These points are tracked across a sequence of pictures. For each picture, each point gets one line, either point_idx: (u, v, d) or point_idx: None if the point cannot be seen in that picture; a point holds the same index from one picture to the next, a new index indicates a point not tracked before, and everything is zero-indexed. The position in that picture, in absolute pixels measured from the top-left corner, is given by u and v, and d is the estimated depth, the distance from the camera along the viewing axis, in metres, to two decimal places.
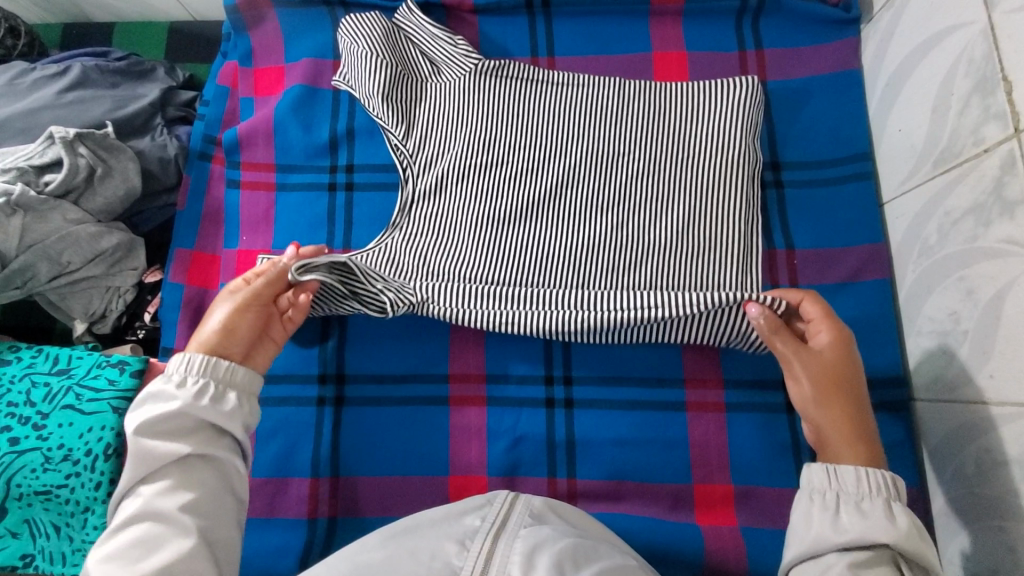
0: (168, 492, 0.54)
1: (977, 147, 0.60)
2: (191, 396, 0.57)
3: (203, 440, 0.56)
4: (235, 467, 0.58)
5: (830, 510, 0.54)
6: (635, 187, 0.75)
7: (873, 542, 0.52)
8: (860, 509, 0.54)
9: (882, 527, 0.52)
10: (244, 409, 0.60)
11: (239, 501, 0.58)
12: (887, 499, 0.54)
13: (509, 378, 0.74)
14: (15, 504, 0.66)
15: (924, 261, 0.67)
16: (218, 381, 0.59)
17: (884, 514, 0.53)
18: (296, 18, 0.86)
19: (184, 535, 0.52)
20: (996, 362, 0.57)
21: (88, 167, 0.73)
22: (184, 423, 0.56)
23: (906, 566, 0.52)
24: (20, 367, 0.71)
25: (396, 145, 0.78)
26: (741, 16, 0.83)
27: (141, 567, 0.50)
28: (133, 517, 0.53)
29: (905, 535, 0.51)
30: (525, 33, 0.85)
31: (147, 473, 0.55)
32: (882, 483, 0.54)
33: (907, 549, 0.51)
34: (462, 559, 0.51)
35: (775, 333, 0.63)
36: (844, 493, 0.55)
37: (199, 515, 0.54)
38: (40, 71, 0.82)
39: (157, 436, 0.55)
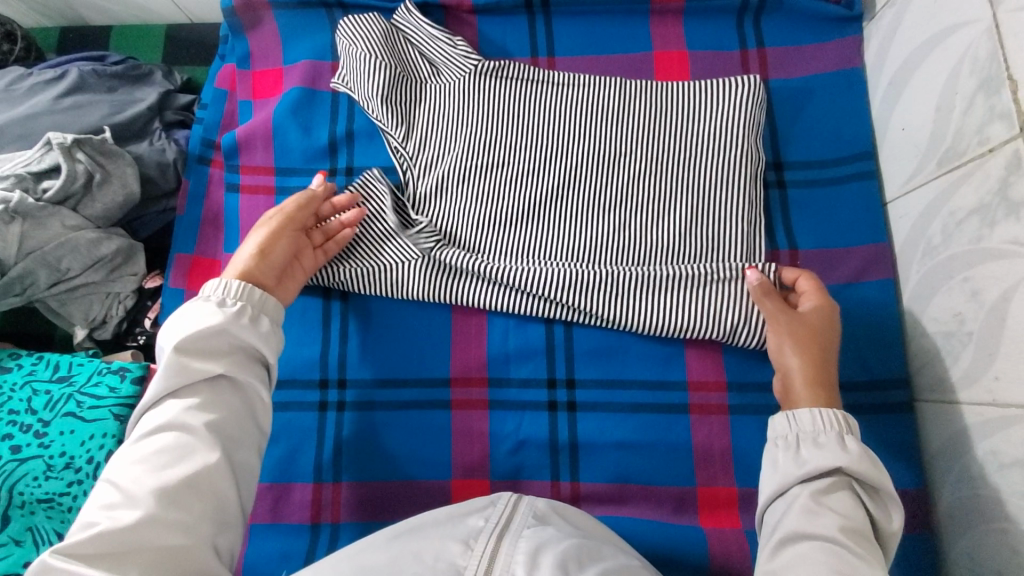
0: (198, 407, 0.54)
1: (981, 146, 0.59)
2: (229, 316, 0.58)
3: (235, 361, 0.57)
4: (260, 394, 0.58)
5: (792, 450, 0.58)
6: (637, 183, 0.75)
7: (828, 471, 0.56)
8: (816, 444, 0.58)
9: (837, 457, 0.56)
10: (274, 340, 0.60)
11: (260, 430, 0.58)
12: (840, 432, 0.58)
13: (511, 381, 0.73)
14: (16, 513, 0.65)
15: (928, 261, 0.67)
16: (253, 305, 0.60)
17: (838, 446, 0.57)
18: (294, 20, 0.85)
19: (211, 449, 0.52)
20: (1001, 363, 0.57)
21: (86, 173, 0.73)
22: (219, 342, 0.56)
23: (861, 490, 0.56)
24: (21, 375, 0.71)
25: (396, 147, 0.79)
26: (742, 15, 0.82)
27: (165, 476, 0.50)
28: (159, 428, 0.52)
29: (857, 462, 0.55)
30: (524, 33, 0.84)
31: (179, 387, 0.54)
32: (833, 414, 0.59)
33: (858, 471, 0.55)
34: (466, 559, 0.51)
35: (764, 295, 0.67)
36: (802, 433, 0.59)
37: (224, 433, 0.54)
38: (37, 76, 0.82)
39: (192, 348, 0.55)
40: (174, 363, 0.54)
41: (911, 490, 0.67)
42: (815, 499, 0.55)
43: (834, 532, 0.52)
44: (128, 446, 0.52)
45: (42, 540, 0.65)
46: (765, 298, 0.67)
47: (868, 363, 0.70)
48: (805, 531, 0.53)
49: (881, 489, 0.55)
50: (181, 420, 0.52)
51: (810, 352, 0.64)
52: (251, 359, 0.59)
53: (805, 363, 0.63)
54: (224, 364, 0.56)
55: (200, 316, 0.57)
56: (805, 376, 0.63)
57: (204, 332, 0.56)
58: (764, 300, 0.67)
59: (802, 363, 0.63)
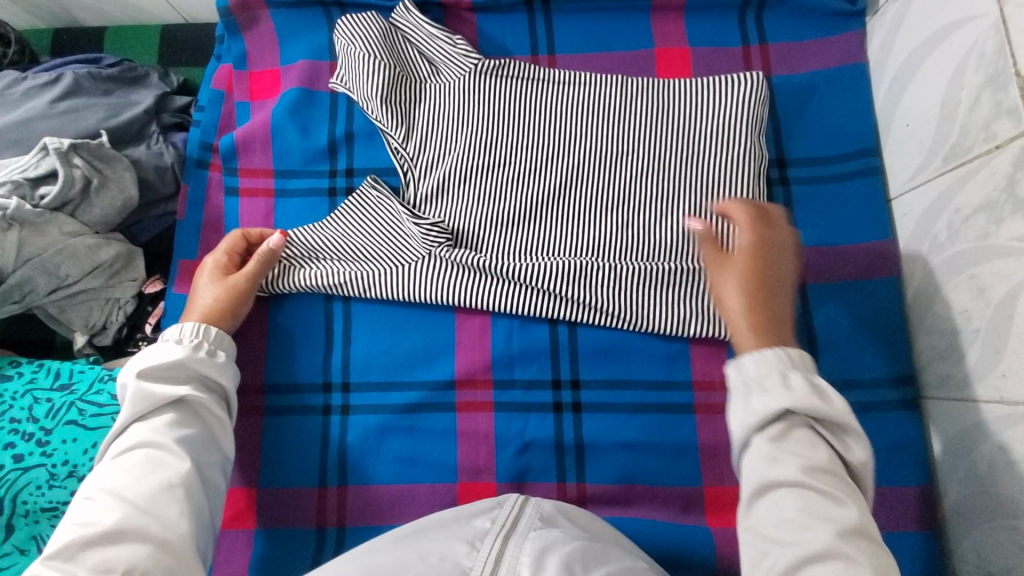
0: (167, 426, 0.58)
1: (989, 142, 0.59)
2: (189, 350, 0.62)
3: (196, 389, 0.61)
4: (221, 419, 0.62)
5: (737, 399, 0.53)
6: (640, 178, 0.75)
7: (780, 414, 0.52)
8: (761, 389, 0.53)
9: (781, 397, 0.51)
10: (232, 371, 0.65)
11: (224, 451, 0.61)
12: (785, 370, 0.53)
13: (516, 382, 0.73)
14: (20, 521, 0.64)
15: (934, 258, 0.67)
16: (210, 341, 0.64)
17: (781, 385, 0.52)
18: (290, 20, 0.84)
19: (182, 460, 0.56)
20: (1008, 361, 0.56)
21: (84, 177, 0.72)
22: (180, 372, 0.61)
23: (821, 429, 0.52)
24: (22, 383, 0.71)
25: (396, 148, 0.78)
26: (745, 11, 0.81)
27: (141, 487, 0.53)
28: (130, 448, 0.56)
29: (802, 398, 0.51)
30: (525, 31, 0.83)
31: (143, 412, 0.58)
32: (779, 355, 0.54)
33: (806, 409, 0.51)
34: (472, 559, 0.51)
35: (707, 248, 0.64)
36: (746, 377, 0.54)
37: (193, 448, 0.58)
38: (32, 80, 0.81)
39: (156, 379, 0.60)
40: (139, 391, 0.58)
41: (916, 486, 0.67)
42: (772, 445, 0.51)
43: (797, 475, 0.49)
44: (101, 470, 0.56)
45: None
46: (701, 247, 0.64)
47: (873, 360, 0.70)
48: (768, 480, 0.49)
49: (842, 423, 0.51)
50: (151, 438, 0.56)
51: (751, 287, 0.59)
52: (210, 388, 0.63)
53: (742, 331, 0.57)
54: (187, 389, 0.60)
55: (161, 352, 0.61)
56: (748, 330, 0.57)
57: (167, 362, 0.60)
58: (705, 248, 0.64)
59: (742, 299, 0.59)
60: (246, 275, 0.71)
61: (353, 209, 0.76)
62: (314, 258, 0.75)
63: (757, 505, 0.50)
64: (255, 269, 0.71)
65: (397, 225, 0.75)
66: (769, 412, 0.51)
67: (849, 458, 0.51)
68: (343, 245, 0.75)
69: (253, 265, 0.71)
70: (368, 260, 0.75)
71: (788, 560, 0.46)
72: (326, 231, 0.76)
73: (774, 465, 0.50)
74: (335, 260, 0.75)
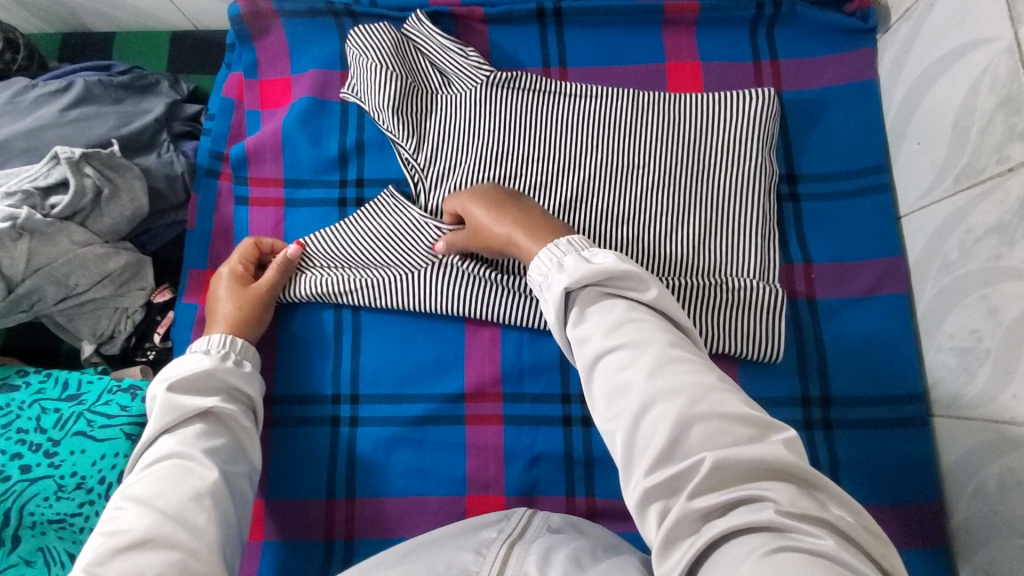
0: (194, 435, 0.59)
1: (1001, 164, 0.59)
2: (216, 360, 0.64)
3: (224, 398, 0.63)
4: (246, 428, 0.63)
5: (547, 295, 0.57)
6: (652, 192, 0.75)
7: (574, 294, 0.55)
8: (551, 279, 0.56)
9: (560, 280, 0.55)
10: (257, 382, 0.67)
11: (251, 461, 0.62)
12: (561, 257, 0.57)
13: (525, 396, 0.73)
14: (28, 532, 0.64)
15: (945, 277, 0.67)
16: (236, 352, 0.67)
17: (558, 271, 0.56)
18: (302, 29, 0.84)
19: (210, 470, 0.57)
20: (1019, 383, 0.57)
21: (95, 187, 0.72)
22: (207, 382, 0.62)
23: (608, 286, 0.54)
24: (29, 393, 0.70)
25: (407, 158, 0.77)
26: (756, 26, 0.82)
27: (171, 496, 0.54)
28: (160, 457, 0.57)
29: (576, 272, 0.54)
30: (537, 44, 0.83)
31: (172, 422, 0.59)
32: (559, 246, 0.58)
33: (583, 278, 0.54)
34: (479, 565, 0.50)
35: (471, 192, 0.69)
36: (541, 279, 0.58)
37: (221, 458, 0.59)
38: (42, 87, 0.81)
39: (184, 389, 0.61)
40: (167, 402, 0.60)
41: (924, 504, 0.67)
42: (580, 324, 0.53)
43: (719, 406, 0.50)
44: (130, 480, 0.57)
45: (55, 561, 0.64)
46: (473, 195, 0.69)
47: (883, 377, 0.70)
48: (599, 351, 0.51)
49: (616, 274, 0.54)
50: (179, 448, 0.58)
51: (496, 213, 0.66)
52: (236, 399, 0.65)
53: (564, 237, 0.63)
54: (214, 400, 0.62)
55: (187, 364, 0.63)
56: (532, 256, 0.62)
57: (193, 373, 0.62)
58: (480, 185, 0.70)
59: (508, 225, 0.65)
60: (265, 282, 0.72)
61: (365, 214, 0.77)
62: (327, 264, 0.75)
63: (594, 377, 0.51)
64: (274, 275, 0.72)
65: (410, 229, 0.75)
66: (557, 297, 0.54)
67: (644, 298, 0.53)
68: (356, 251, 0.75)
69: (272, 273, 0.73)
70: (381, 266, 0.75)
71: (625, 426, 0.48)
72: (338, 232, 0.76)
73: (594, 333, 0.52)
74: (347, 267, 0.75)
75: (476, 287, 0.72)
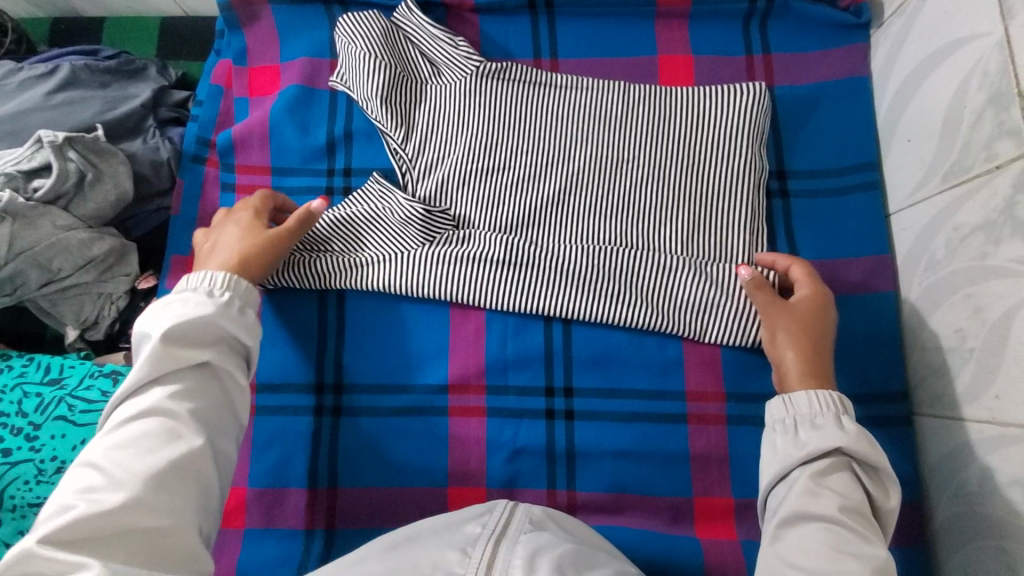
0: (181, 390, 0.55)
1: (989, 162, 0.59)
2: (217, 307, 0.58)
3: (219, 353, 0.58)
4: (239, 385, 0.59)
5: (790, 434, 0.58)
6: (642, 186, 0.74)
7: (827, 452, 0.56)
8: (814, 426, 0.58)
9: (835, 436, 0.56)
10: (256, 331, 0.62)
11: (238, 419, 0.59)
12: (837, 413, 0.58)
13: (509, 388, 0.73)
14: (7, 517, 0.64)
15: (931, 275, 0.67)
16: (239, 297, 0.61)
17: (835, 426, 0.57)
18: (292, 17, 0.83)
19: (198, 435, 0.53)
20: (1002, 382, 0.56)
21: (78, 172, 0.72)
22: (206, 333, 0.57)
23: (860, 470, 0.56)
24: (10, 377, 0.70)
25: (395, 149, 0.77)
26: (749, 19, 0.81)
27: (153, 459, 0.50)
28: (143, 412, 0.53)
29: (855, 440, 0.56)
30: (528, 34, 0.82)
31: (162, 373, 0.55)
32: (835, 399, 0.59)
33: (857, 450, 0.55)
34: (464, 567, 0.50)
35: (756, 288, 0.67)
36: (800, 415, 0.59)
37: (209, 419, 0.55)
38: (28, 71, 0.80)
39: (178, 338, 0.56)
40: (160, 348, 0.55)
41: (904, 502, 0.67)
42: (815, 480, 0.55)
43: (835, 513, 0.52)
44: (109, 430, 0.52)
45: None
46: (756, 292, 0.67)
47: (868, 375, 0.70)
48: (808, 511, 0.53)
49: (880, 468, 0.56)
50: (165, 405, 0.53)
51: (804, 344, 0.63)
52: (231, 349, 0.60)
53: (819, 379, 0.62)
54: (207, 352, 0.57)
55: (186, 306, 0.57)
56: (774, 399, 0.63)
57: (191, 321, 0.56)
58: (756, 295, 0.67)
59: (797, 354, 0.63)
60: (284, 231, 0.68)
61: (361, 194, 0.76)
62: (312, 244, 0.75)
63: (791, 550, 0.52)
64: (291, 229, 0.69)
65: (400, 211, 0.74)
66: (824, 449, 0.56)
67: (885, 504, 0.55)
68: (343, 232, 0.75)
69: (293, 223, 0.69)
70: (366, 251, 0.74)
71: None
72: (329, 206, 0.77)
73: (829, 497, 0.53)
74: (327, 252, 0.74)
75: (465, 271, 0.72)
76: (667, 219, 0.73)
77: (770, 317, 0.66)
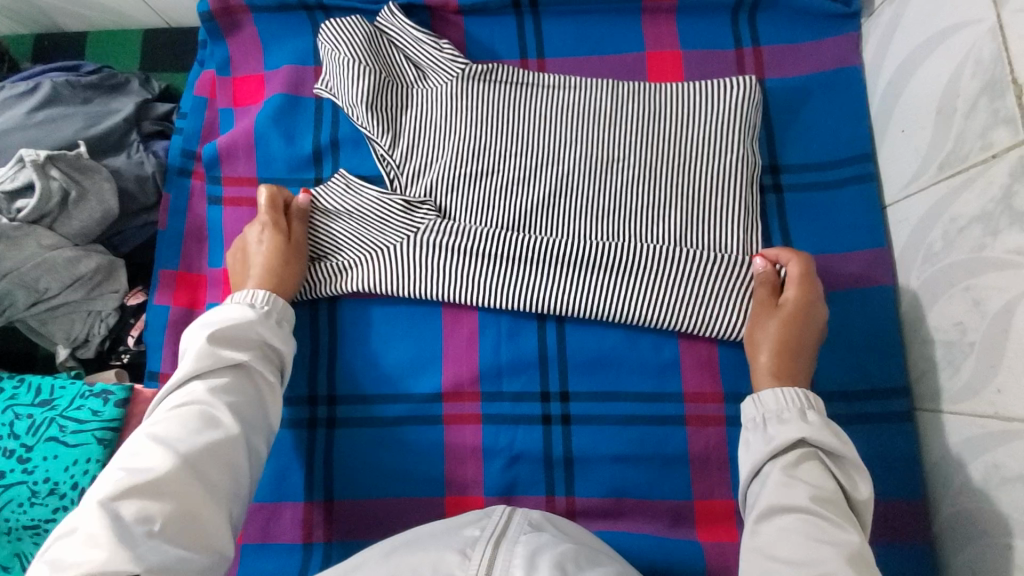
0: (219, 386, 0.59)
1: (985, 151, 0.57)
2: (259, 314, 0.64)
3: (257, 355, 0.62)
4: (273, 387, 0.62)
5: (759, 430, 0.59)
6: (632, 183, 0.73)
7: (794, 444, 0.56)
8: (781, 421, 0.58)
9: (799, 428, 0.56)
10: (290, 342, 0.66)
11: (271, 422, 0.61)
12: (803, 407, 0.58)
13: (504, 395, 0.72)
14: (4, 538, 0.66)
15: (929, 267, 0.65)
16: (277, 307, 0.66)
17: (799, 418, 0.57)
18: (275, 25, 0.82)
19: (233, 424, 0.56)
20: (1003, 376, 0.55)
21: (61, 190, 0.71)
22: (247, 334, 0.62)
23: (829, 460, 0.55)
24: (3, 399, 0.70)
25: (383, 155, 0.76)
26: (738, 12, 0.80)
27: (193, 439, 0.54)
28: (186, 402, 0.57)
29: (818, 431, 0.55)
30: (513, 35, 0.81)
31: (205, 369, 0.59)
32: (795, 391, 0.59)
33: (819, 439, 0.55)
34: (465, 570, 0.48)
35: (761, 283, 0.67)
36: (768, 413, 0.59)
37: (243, 413, 0.58)
38: (9, 90, 0.80)
39: (222, 339, 0.61)
40: (205, 346, 0.60)
41: (908, 499, 0.66)
42: (784, 473, 0.55)
43: (806, 502, 0.52)
44: (154, 419, 0.56)
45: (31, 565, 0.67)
46: (759, 287, 0.67)
47: (867, 370, 0.69)
48: (780, 505, 0.53)
49: (846, 457, 0.55)
50: (206, 397, 0.57)
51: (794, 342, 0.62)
52: (269, 355, 0.64)
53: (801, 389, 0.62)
54: (246, 354, 0.61)
55: (232, 313, 0.63)
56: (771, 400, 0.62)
57: (233, 324, 0.62)
58: (759, 289, 0.67)
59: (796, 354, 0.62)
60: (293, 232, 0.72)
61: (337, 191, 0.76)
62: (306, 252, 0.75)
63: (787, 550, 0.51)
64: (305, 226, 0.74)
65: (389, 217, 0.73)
66: (789, 441, 0.56)
67: (856, 494, 0.54)
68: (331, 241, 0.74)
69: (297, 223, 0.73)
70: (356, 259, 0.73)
71: None
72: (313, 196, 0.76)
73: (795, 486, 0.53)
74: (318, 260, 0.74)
75: (457, 273, 0.71)
76: (662, 216, 0.72)
77: (756, 317, 0.67)
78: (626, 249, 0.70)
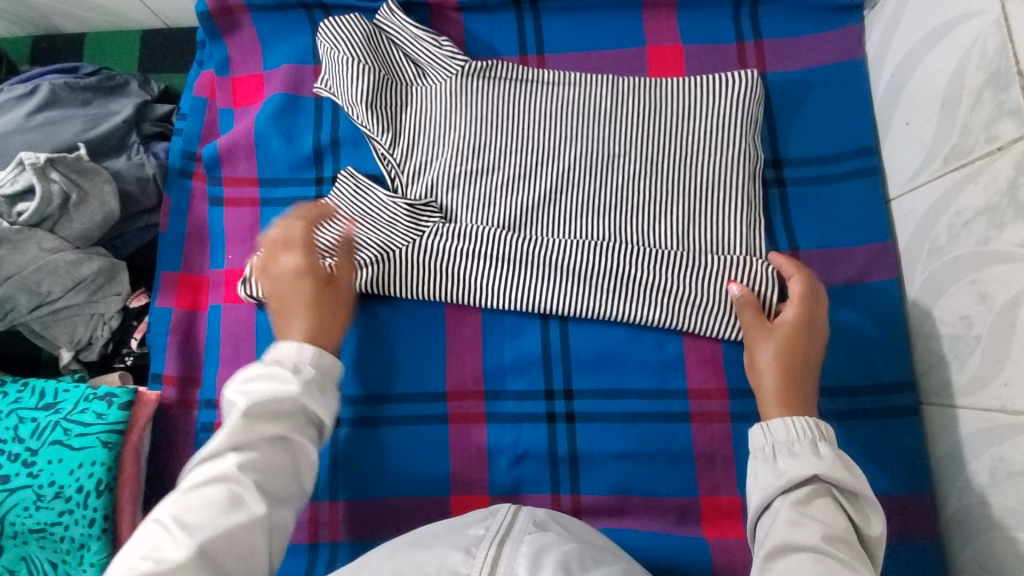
0: (252, 461, 0.52)
1: (990, 144, 0.57)
2: (301, 382, 0.57)
3: (295, 424, 0.55)
4: (309, 460, 0.56)
5: (769, 463, 0.58)
6: (633, 180, 0.73)
7: (806, 479, 0.55)
8: (792, 454, 0.57)
9: (811, 463, 0.55)
10: (334, 408, 0.59)
11: (302, 494, 0.56)
12: (814, 439, 0.57)
13: (509, 393, 0.72)
14: (10, 543, 0.67)
15: (934, 261, 0.65)
16: (318, 368, 0.59)
17: (811, 452, 0.56)
18: (273, 24, 0.82)
19: (261, 509, 0.50)
20: (1010, 370, 0.55)
21: (62, 193, 0.71)
22: (286, 405, 0.55)
23: (842, 497, 0.54)
24: (6, 403, 0.70)
25: (383, 153, 0.76)
26: (739, 6, 0.79)
27: (211, 529, 0.48)
28: (214, 480, 0.50)
29: (831, 466, 0.54)
30: (513, 31, 0.81)
31: (240, 443, 0.52)
32: (807, 424, 0.58)
33: (834, 476, 0.54)
34: (468, 567, 0.48)
35: (744, 306, 0.66)
36: (778, 443, 0.58)
37: (273, 495, 0.52)
38: (7, 92, 0.80)
39: (260, 410, 0.54)
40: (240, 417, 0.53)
41: (915, 493, 0.66)
42: (796, 509, 0.54)
43: (818, 540, 0.51)
44: (177, 495, 0.50)
45: (38, 567, 0.68)
46: (743, 310, 0.67)
47: (873, 365, 0.69)
48: (791, 543, 0.51)
49: (861, 494, 0.54)
50: (235, 475, 0.51)
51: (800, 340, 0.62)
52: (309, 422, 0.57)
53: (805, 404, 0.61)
54: (286, 426, 0.54)
55: (269, 374, 0.56)
56: (777, 397, 0.62)
57: (270, 394, 0.54)
58: (744, 312, 0.66)
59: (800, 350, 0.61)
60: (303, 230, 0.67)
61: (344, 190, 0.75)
62: None
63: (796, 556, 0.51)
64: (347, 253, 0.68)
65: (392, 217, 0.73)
66: (801, 477, 0.54)
67: (870, 532, 0.53)
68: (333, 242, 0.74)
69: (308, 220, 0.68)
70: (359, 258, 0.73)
71: None
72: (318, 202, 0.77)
73: (809, 527, 0.52)
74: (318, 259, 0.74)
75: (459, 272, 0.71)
76: (664, 213, 0.72)
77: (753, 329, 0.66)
78: (626, 247, 0.70)
